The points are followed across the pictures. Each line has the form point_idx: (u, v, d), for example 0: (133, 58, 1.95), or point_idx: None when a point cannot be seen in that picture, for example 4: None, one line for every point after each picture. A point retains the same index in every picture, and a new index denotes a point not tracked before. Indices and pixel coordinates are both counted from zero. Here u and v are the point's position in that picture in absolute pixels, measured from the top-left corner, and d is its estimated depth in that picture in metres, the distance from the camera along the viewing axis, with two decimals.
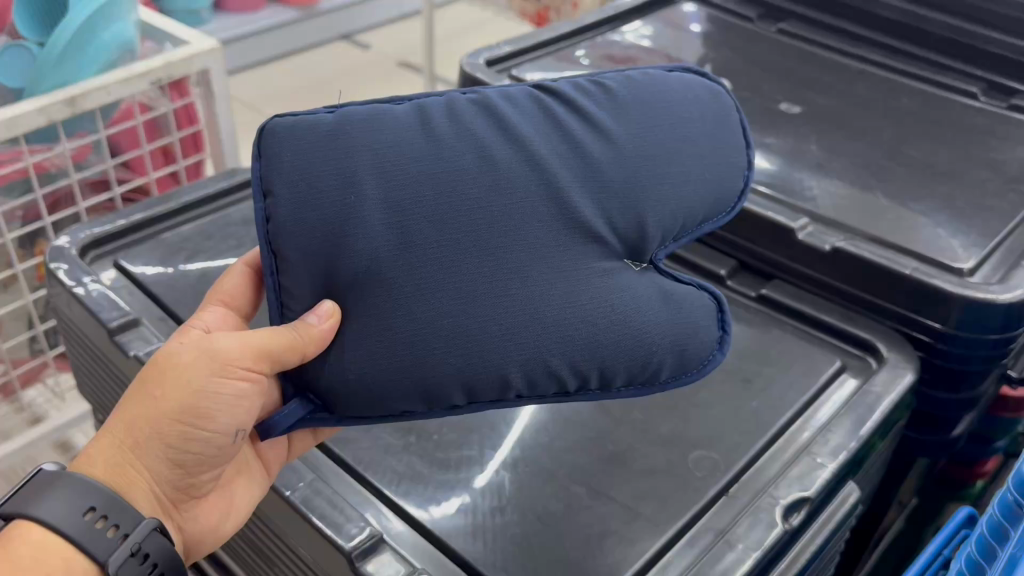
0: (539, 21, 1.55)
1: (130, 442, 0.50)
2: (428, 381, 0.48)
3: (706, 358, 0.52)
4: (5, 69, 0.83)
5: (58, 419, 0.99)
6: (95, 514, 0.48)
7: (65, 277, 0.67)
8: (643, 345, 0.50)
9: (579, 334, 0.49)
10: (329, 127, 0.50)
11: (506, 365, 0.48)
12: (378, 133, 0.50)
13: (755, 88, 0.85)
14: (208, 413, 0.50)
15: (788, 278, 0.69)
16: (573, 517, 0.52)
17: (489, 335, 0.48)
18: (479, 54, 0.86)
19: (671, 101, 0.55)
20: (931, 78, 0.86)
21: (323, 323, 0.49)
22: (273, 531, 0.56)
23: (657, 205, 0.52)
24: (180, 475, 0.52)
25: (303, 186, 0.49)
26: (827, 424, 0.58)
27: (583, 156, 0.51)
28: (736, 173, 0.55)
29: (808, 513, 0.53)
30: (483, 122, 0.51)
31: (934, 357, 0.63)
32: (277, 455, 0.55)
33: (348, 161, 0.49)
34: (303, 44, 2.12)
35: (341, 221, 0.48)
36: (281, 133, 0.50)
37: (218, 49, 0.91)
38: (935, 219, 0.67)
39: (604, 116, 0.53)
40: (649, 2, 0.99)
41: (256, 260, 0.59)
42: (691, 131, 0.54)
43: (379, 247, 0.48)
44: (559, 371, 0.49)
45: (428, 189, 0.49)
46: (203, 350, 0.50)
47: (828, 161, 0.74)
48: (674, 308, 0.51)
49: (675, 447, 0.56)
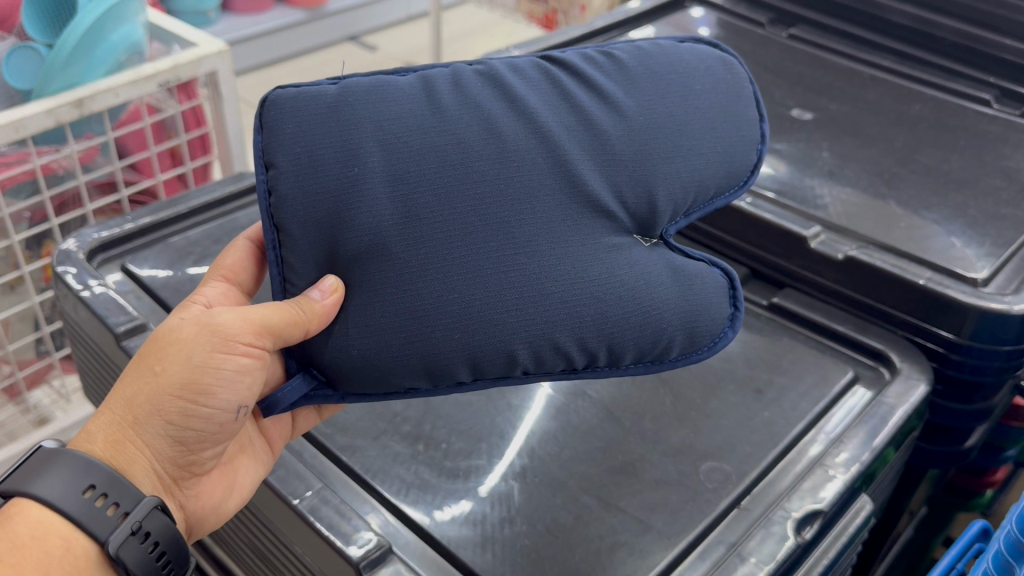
0: (547, 24, 1.54)
1: (131, 418, 0.50)
2: (432, 356, 0.48)
3: (716, 336, 0.51)
4: (13, 71, 0.83)
5: (64, 422, 0.98)
6: (94, 492, 0.48)
7: (73, 280, 0.67)
8: (651, 320, 0.49)
9: (587, 307, 0.48)
10: (333, 98, 0.50)
11: (512, 338, 0.48)
12: (383, 105, 0.50)
13: (766, 94, 0.84)
14: (209, 389, 0.50)
15: (799, 286, 0.68)
16: (583, 528, 0.52)
17: (496, 308, 0.48)
18: (488, 58, 0.85)
19: (684, 73, 0.55)
20: (943, 85, 0.86)
21: (327, 299, 0.48)
22: (272, 532, 0.56)
23: (667, 178, 0.52)
24: (181, 453, 0.52)
25: (306, 157, 0.48)
26: (840, 434, 0.57)
27: (591, 130, 0.51)
28: (749, 146, 0.55)
29: (820, 526, 0.53)
30: (490, 95, 0.51)
31: (948, 368, 0.63)
32: (279, 431, 0.56)
33: (352, 131, 0.49)
34: (311, 45, 2.12)
35: (345, 194, 0.48)
36: (283, 104, 0.50)
37: (226, 51, 0.91)
38: (948, 228, 0.67)
39: (614, 88, 0.53)
40: (658, 7, 0.99)
41: (258, 237, 0.59)
42: (703, 102, 0.54)
43: (383, 219, 0.48)
44: (566, 346, 0.48)
45: (433, 160, 0.49)
46: (204, 325, 0.50)
47: (840, 168, 0.74)
48: (684, 284, 0.51)
49: (685, 457, 0.56)
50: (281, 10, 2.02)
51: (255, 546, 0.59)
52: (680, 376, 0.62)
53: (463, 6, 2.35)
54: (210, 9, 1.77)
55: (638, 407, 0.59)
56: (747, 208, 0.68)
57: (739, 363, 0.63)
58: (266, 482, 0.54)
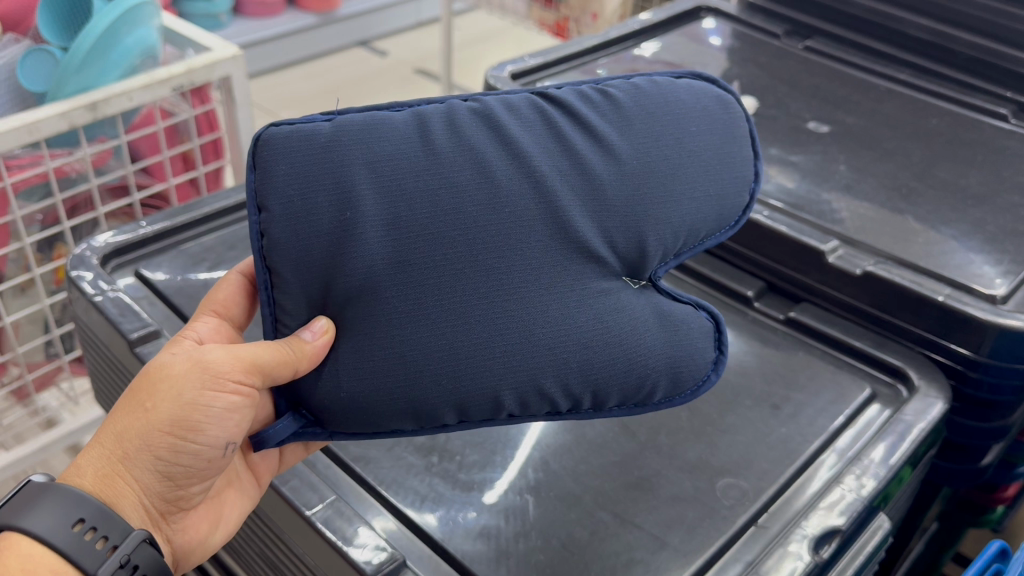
0: (558, 32, 1.54)
1: (120, 453, 0.50)
2: (420, 401, 0.48)
3: (701, 379, 0.51)
4: (30, 74, 0.83)
5: (72, 424, 0.98)
6: (84, 526, 0.48)
7: (87, 285, 0.67)
8: (638, 367, 0.49)
9: (574, 356, 0.48)
10: (326, 137, 0.49)
11: (499, 386, 0.48)
12: (375, 145, 0.48)
13: (782, 105, 0.84)
14: (197, 426, 0.49)
15: (817, 300, 0.68)
16: (598, 545, 0.51)
17: (484, 356, 0.48)
18: (504, 66, 0.85)
19: (679, 114, 0.53)
20: (959, 98, 0.85)
21: (317, 340, 0.48)
22: (283, 543, 0.55)
23: (658, 226, 0.51)
24: (169, 488, 0.51)
25: (298, 199, 0.48)
26: (857, 453, 0.57)
27: (585, 173, 0.50)
28: (742, 186, 0.54)
29: (839, 545, 0.52)
30: (484, 135, 0.50)
31: (966, 386, 0.62)
32: (267, 466, 0.54)
33: (344, 173, 0.48)
34: (321, 50, 2.12)
35: (336, 237, 0.48)
36: (277, 142, 0.48)
37: (239, 56, 0.91)
38: (966, 244, 0.66)
39: (609, 129, 0.51)
40: (672, 17, 0.99)
41: (250, 270, 0.59)
42: (699, 145, 0.53)
43: (374, 264, 0.47)
44: (552, 393, 0.48)
45: (424, 206, 0.48)
46: (194, 362, 0.50)
47: (857, 182, 0.73)
48: (671, 329, 0.51)
49: (702, 473, 0.55)
50: (292, 14, 2.02)
51: (265, 555, 0.59)
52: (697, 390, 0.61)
53: (473, 13, 2.35)
54: (221, 13, 1.78)
55: (654, 422, 0.59)
56: (765, 222, 0.67)
57: (755, 378, 0.63)
58: (279, 490, 0.53)
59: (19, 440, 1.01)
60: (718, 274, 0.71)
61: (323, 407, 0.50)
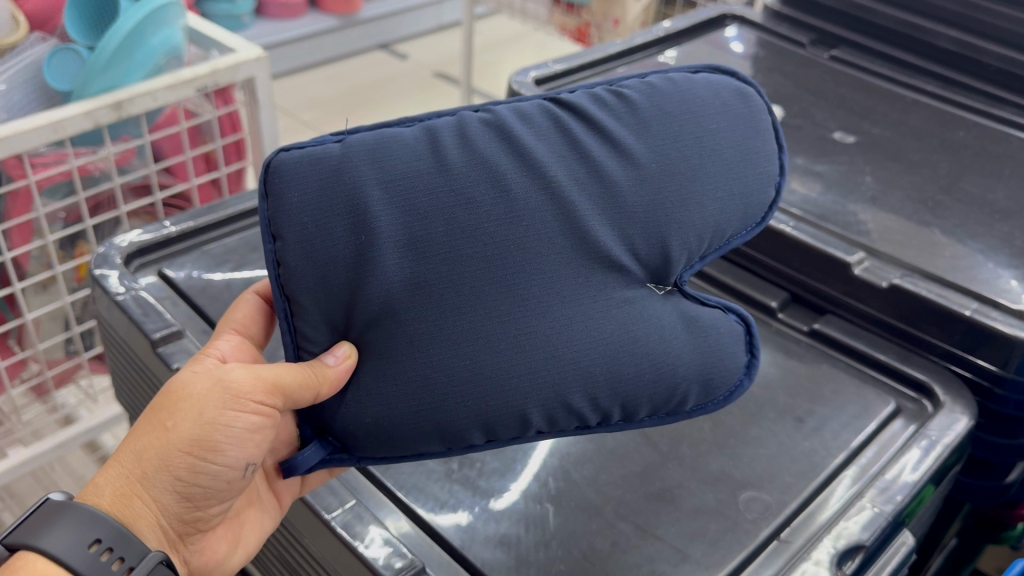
0: (579, 38, 1.53)
1: (139, 472, 0.49)
2: (447, 423, 0.48)
3: (733, 385, 0.51)
4: (55, 71, 0.83)
5: (90, 422, 0.98)
6: (100, 546, 0.47)
7: (111, 283, 0.67)
8: (665, 375, 0.49)
9: (601, 368, 0.48)
10: (336, 158, 0.48)
11: (526, 403, 0.47)
12: (387, 161, 0.48)
13: (807, 115, 0.83)
14: (218, 447, 0.49)
15: (841, 313, 0.67)
16: (620, 556, 0.51)
17: (510, 374, 0.47)
18: (527, 72, 0.85)
19: (698, 112, 0.52)
20: (987, 110, 0.84)
21: (340, 364, 0.48)
22: (304, 549, 0.55)
23: (681, 228, 0.50)
24: (188, 509, 0.51)
25: (314, 226, 0.47)
26: (880, 470, 0.56)
27: (604, 181, 0.49)
28: (767, 182, 0.53)
29: (863, 560, 0.52)
30: (496, 147, 0.49)
31: (991, 402, 0.62)
32: (289, 489, 0.54)
33: (356, 193, 0.47)
34: (343, 52, 2.13)
35: (354, 262, 0.47)
36: (287, 167, 0.48)
37: (263, 57, 0.91)
38: (993, 258, 0.65)
39: (624, 132, 0.51)
40: (696, 24, 0.99)
41: (267, 292, 0.59)
42: (719, 143, 0.52)
43: (393, 288, 0.47)
44: (580, 407, 0.48)
45: (441, 225, 0.47)
46: (214, 382, 0.50)
47: (882, 194, 0.72)
48: (697, 334, 0.50)
49: (723, 486, 0.55)
50: (314, 16, 2.03)
51: (284, 558, 0.59)
52: None
53: (495, 16, 2.35)
54: (244, 13, 1.80)
55: (676, 432, 0.59)
56: (788, 232, 0.67)
57: (778, 391, 0.62)
58: (305, 500, 0.53)
59: (38, 437, 1.01)
60: (742, 284, 0.70)
61: (347, 432, 0.49)
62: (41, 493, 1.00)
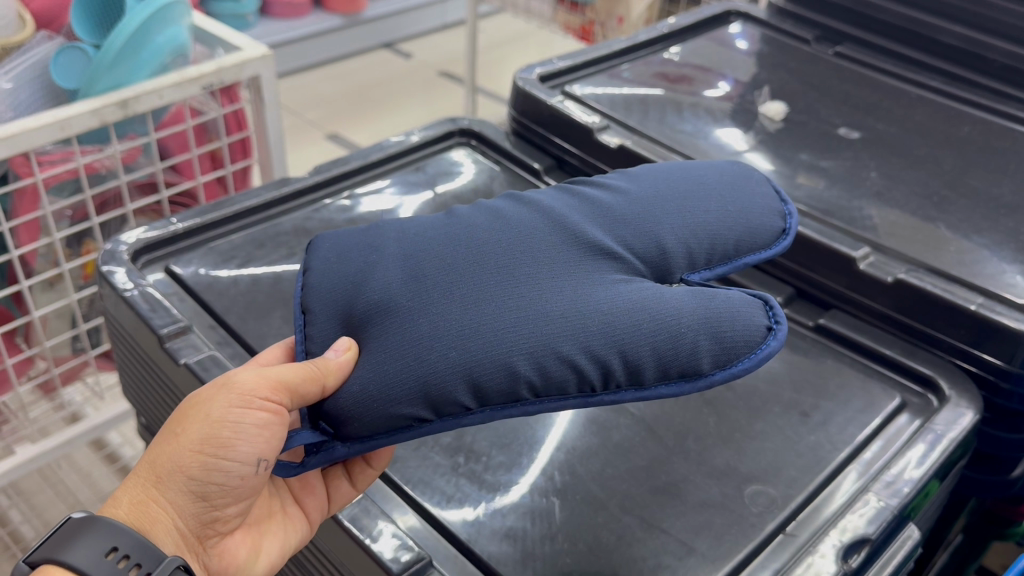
0: (583, 35, 1.53)
1: (154, 477, 0.48)
2: (432, 380, 0.46)
3: (757, 344, 0.46)
4: (62, 70, 0.83)
5: (98, 419, 0.98)
6: (117, 555, 0.46)
7: (119, 280, 0.67)
8: (666, 326, 0.46)
9: (591, 322, 0.46)
10: (366, 226, 0.57)
11: (512, 355, 0.45)
12: (405, 221, 0.56)
13: (812, 111, 0.83)
14: (228, 442, 0.48)
15: (847, 308, 0.67)
16: (626, 549, 0.51)
17: (495, 332, 0.46)
18: (532, 69, 0.86)
19: (687, 165, 0.58)
20: (991, 106, 0.84)
21: (340, 356, 0.48)
22: (323, 552, 0.56)
23: (673, 229, 0.52)
24: (205, 509, 0.50)
25: (334, 257, 0.54)
26: (884, 464, 0.56)
27: (597, 204, 0.54)
28: (772, 215, 0.55)
29: (868, 555, 0.52)
30: (499, 200, 0.56)
31: (995, 396, 0.62)
32: (316, 503, 0.53)
33: (375, 236, 0.54)
34: (348, 51, 2.14)
35: (361, 272, 0.51)
36: (327, 234, 0.57)
37: (269, 55, 0.91)
38: (998, 253, 0.65)
39: (618, 180, 0.56)
40: (700, 21, 0.99)
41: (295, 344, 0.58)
42: (708, 179, 0.56)
43: (390, 280, 0.50)
44: (572, 358, 0.45)
45: (439, 238, 0.52)
46: (223, 386, 0.49)
47: (887, 190, 0.72)
48: (704, 297, 0.47)
49: (729, 480, 0.55)
50: (319, 15, 2.03)
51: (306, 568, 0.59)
52: (726, 396, 0.61)
53: (500, 15, 2.35)
54: (249, 12, 1.80)
55: (682, 426, 0.59)
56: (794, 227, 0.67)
57: (784, 386, 0.62)
58: (338, 519, 0.52)
59: (45, 434, 1.01)
60: (747, 279, 0.70)
61: (338, 412, 0.47)
62: (48, 490, 1.00)
